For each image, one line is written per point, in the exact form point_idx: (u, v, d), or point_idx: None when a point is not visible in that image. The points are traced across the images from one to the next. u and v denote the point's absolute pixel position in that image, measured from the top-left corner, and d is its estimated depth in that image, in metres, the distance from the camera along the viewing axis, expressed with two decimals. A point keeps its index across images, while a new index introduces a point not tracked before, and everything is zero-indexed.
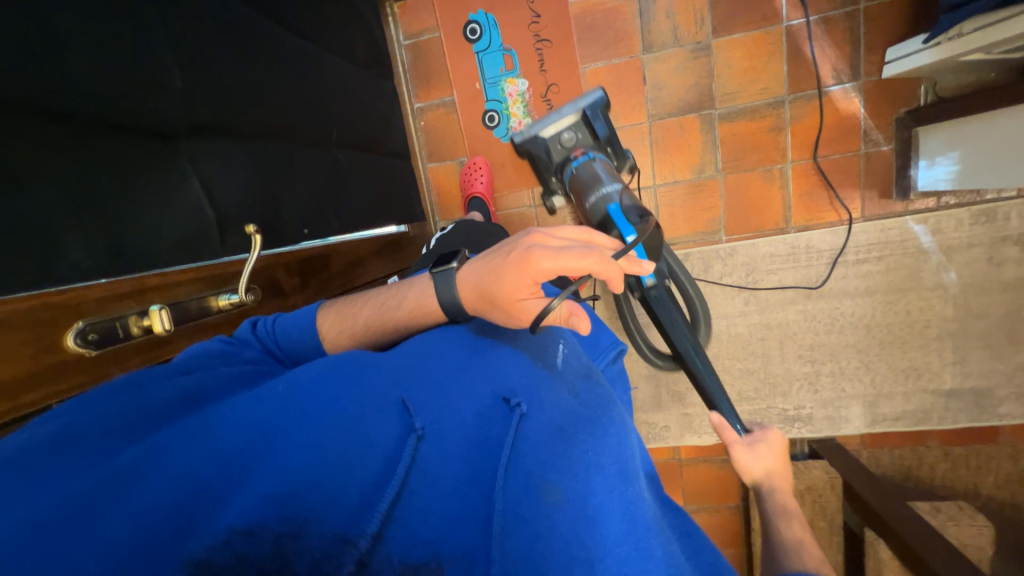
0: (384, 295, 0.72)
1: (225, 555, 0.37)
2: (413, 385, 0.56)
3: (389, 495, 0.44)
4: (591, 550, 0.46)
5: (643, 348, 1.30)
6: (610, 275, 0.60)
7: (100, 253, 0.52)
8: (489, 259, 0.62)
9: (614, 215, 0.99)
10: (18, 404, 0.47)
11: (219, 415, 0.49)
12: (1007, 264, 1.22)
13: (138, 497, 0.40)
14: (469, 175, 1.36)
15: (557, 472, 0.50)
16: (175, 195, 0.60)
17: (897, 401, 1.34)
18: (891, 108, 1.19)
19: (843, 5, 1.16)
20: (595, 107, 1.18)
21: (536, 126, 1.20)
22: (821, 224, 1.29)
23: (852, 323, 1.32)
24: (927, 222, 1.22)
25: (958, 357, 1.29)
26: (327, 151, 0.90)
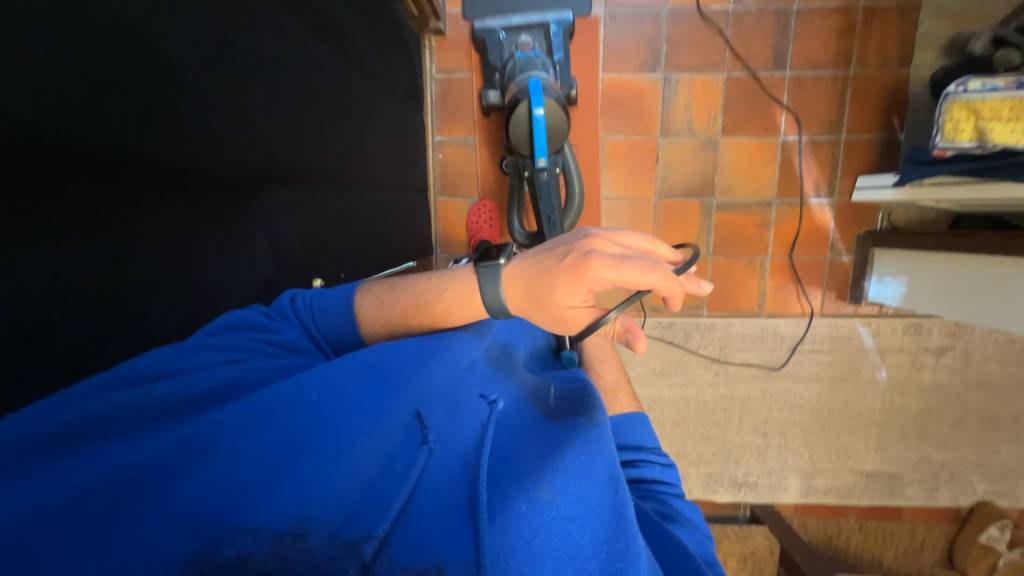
0: (422, 286, 0.72)
1: (233, 553, 0.36)
2: (428, 400, 0.58)
3: (400, 498, 0.45)
4: (580, 551, 0.50)
5: (513, 225, 1.33)
6: (672, 292, 0.59)
7: (176, 321, 0.55)
8: (541, 261, 0.61)
9: (532, 86, 1.12)
10: None
11: (261, 410, 0.47)
12: (925, 369, 1.44)
13: (161, 493, 0.38)
14: (476, 217, 1.40)
15: (547, 473, 0.53)
16: (238, 254, 0.62)
17: (829, 476, 1.52)
18: (855, 226, 1.38)
19: (829, 132, 1.34)
20: (560, 26, 1.24)
21: (498, 21, 1.26)
22: (787, 314, 1.45)
23: (801, 404, 1.48)
24: (870, 325, 1.42)
25: (879, 443, 1.49)
26: (363, 194, 0.90)
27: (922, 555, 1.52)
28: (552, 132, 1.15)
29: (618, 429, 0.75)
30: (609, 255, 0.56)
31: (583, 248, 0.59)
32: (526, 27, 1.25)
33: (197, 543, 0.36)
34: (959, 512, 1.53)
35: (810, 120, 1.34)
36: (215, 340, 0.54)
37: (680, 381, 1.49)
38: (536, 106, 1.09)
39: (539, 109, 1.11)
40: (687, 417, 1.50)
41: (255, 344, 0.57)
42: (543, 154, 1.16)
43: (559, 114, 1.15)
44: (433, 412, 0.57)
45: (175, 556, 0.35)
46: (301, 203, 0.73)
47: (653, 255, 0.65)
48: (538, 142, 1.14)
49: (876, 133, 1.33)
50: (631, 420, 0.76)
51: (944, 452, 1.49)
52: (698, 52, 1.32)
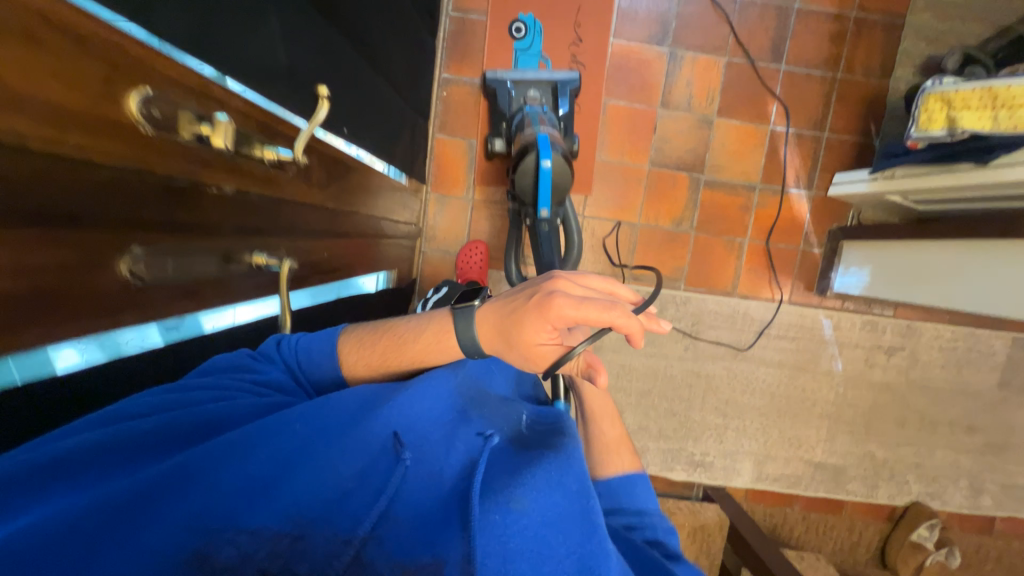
0: (402, 325, 0.71)
1: (229, 554, 0.41)
2: (406, 423, 0.60)
3: (378, 509, 0.49)
4: (552, 548, 0.50)
5: (511, 272, 1.27)
6: (632, 329, 0.54)
7: (188, 34, 0.37)
8: (509, 302, 0.60)
9: (540, 140, 1.05)
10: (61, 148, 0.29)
11: (254, 442, 0.50)
12: (876, 367, 1.52)
13: (160, 508, 0.42)
14: (466, 258, 1.40)
15: (517, 484, 0.54)
16: (263, 20, 0.47)
17: (779, 463, 1.55)
18: (828, 221, 1.46)
19: (814, 128, 1.43)
20: (567, 86, 1.26)
21: (509, 73, 1.28)
22: (757, 298, 1.50)
23: (762, 388, 1.52)
24: (832, 318, 1.49)
25: (829, 435, 1.54)
26: (371, 68, 0.83)
27: (857, 550, 1.59)
28: (559, 185, 1.08)
29: (610, 495, 0.71)
30: (571, 293, 0.54)
31: (544, 287, 0.57)
32: (535, 83, 1.28)
33: (195, 544, 0.40)
34: (894, 511, 1.59)
35: (798, 114, 1.42)
36: (204, 380, 0.55)
37: (650, 352, 1.49)
38: (544, 158, 1.02)
39: (546, 160, 1.03)
40: (653, 389, 1.50)
41: (242, 383, 0.58)
42: (547, 206, 1.08)
43: (567, 169, 1.07)
44: (410, 436, 0.59)
45: (176, 552, 0.39)
46: (325, 28, 0.61)
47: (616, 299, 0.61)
48: (542, 193, 1.06)
49: (854, 136, 1.43)
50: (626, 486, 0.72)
51: (886, 449, 1.55)
52: (705, 34, 1.39)
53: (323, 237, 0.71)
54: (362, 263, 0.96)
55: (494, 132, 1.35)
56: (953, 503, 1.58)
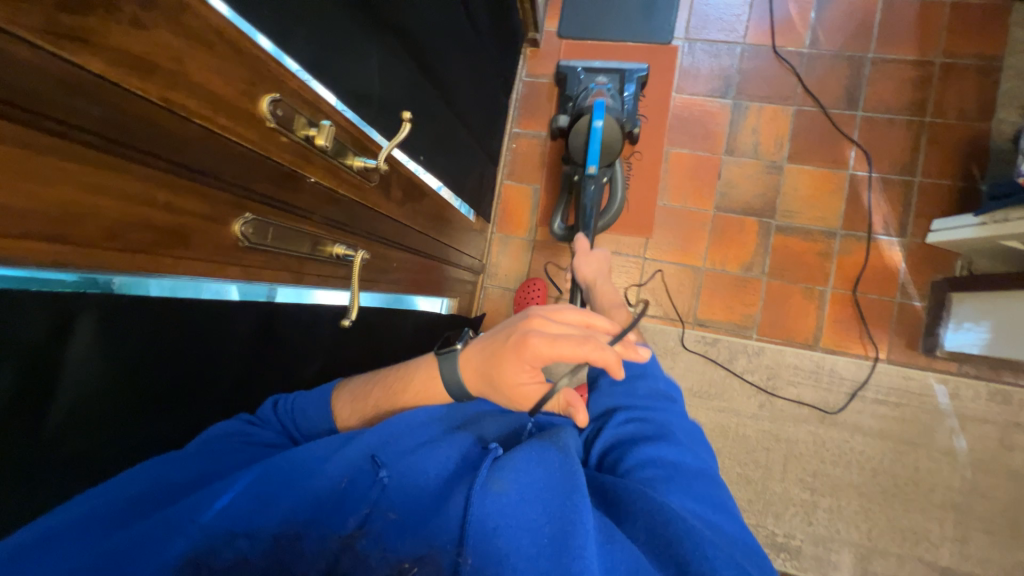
0: (393, 375, 0.72)
1: (228, 556, 0.45)
2: (384, 442, 0.61)
3: (362, 512, 0.52)
4: (534, 521, 0.52)
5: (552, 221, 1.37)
6: (607, 360, 0.59)
7: (306, 58, 0.50)
8: (488, 341, 0.64)
9: (597, 104, 1.16)
10: (210, 121, 0.39)
11: (236, 489, 0.53)
12: (1017, 450, 1.23)
13: (155, 548, 0.46)
14: (525, 293, 1.43)
15: (496, 469, 0.56)
16: (361, 59, 0.60)
17: (891, 562, 1.26)
18: (929, 271, 1.31)
19: (902, 173, 1.34)
20: (634, 74, 1.31)
21: (579, 64, 1.35)
22: (847, 354, 1.34)
23: (860, 462, 1.29)
24: (947, 383, 1.27)
25: (958, 533, 1.24)
26: (450, 112, 0.96)
27: None
28: (607, 145, 1.18)
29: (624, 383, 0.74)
30: (544, 332, 0.58)
31: (521, 327, 0.60)
32: (604, 71, 1.33)
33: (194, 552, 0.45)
34: None
35: (881, 158, 1.35)
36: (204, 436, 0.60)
37: (719, 406, 1.36)
38: (596, 119, 1.14)
39: (599, 120, 1.15)
40: (723, 449, 1.34)
41: (232, 444, 0.61)
42: (593, 163, 1.16)
43: (617, 131, 1.18)
44: (389, 454, 0.60)
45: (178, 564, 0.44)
46: (413, 73, 0.75)
47: (593, 330, 0.65)
48: (591, 150, 1.16)
49: (953, 180, 1.31)
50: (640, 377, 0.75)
51: None
52: (771, 85, 1.41)
53: (394, 249, 0.80)
54: (424, 285, 1.03)
55: (559, 112, 1.42)
56: None
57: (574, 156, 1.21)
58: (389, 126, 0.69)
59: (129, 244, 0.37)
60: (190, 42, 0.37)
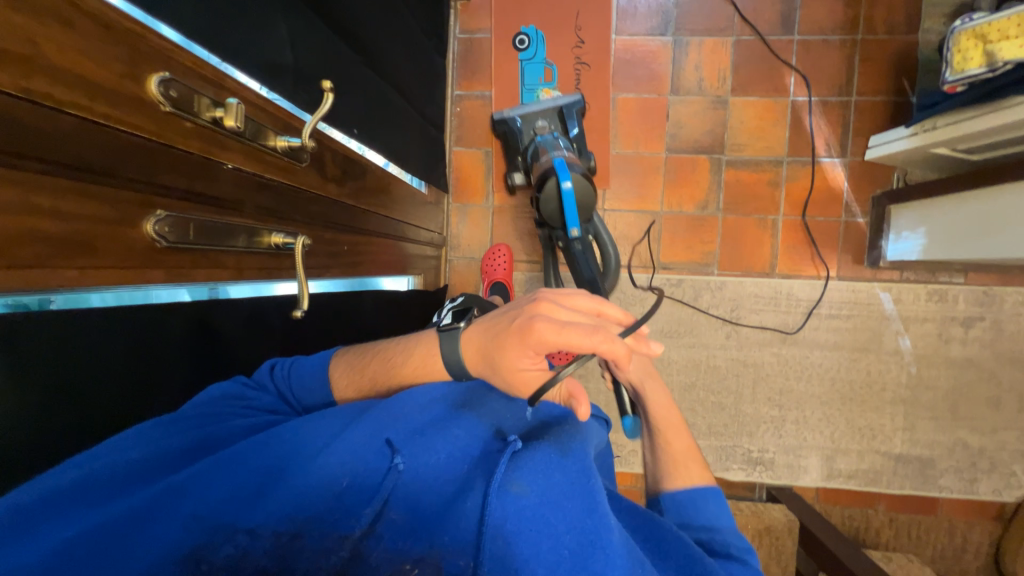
0: (391, 349, 0.72)
1: (229, 552, 0.45)
2: (399, 424, 0.60)
3: (375, 506, 0.51)
4: (554, 526, 0.51)
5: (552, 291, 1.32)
6: (616, 352, 0.52)
7: (197, 28, 0.45)
8: (493, 322, 0.61)
9: (558, 165, 1.07)
10: (91, 110, 0.36)
11: (236, 475, 0.51)
12: (954, 342, 1.35)
13: (153, 528, 0.45)
14: (490, 260, 1.42)
15: (515, 468, 0.55)
16: (266, 26, 0.55)
17: (852, 457, 1.39)
18: (869, 188, 1.37)
19: (839, 93, 1.37)
20: (572, 108, 1.24)
21: (515, 110, 1.26)
22: (801, 276, 1.41)
23: (819, 374, 1.39)
24: (891, 291, 1.36)
25: (907, 423, 1.37)
26: (380, 79, 0.91)
27: (963, 558, 1.37)
28: (582, 205, 1.10)
29: (676, 512, 0.68)
30: (548, 319, 0.54)
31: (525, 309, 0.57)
32: (541, 112, 1.27)
33: (194, 544, 0.45)
34: (1003, 509, 1.37)
35: (819, 81, 1.37)
36: (204, 407, 0.59)
37: (689, 343, 1.42)
38: (565, 182, 1.04)
39: (567, 182, 1.05)
40: (697, 382, 1.41)
41: (232, 408, 0.62)
42: (575, 225, 1.09)
43: (587, 186, 1.09)
44: (402, 435, 0.59)
45: (177, 554, 0.44)
46: (330, 39, 0.70)
47: (606, 319, 0.60)
48: (569, 214, 1.08)
49: (886, 96, 1.35)
50: (694, 501, 0.67)
51: (981, 437, 1.36)
52: (708, 17, 1.39)
53: (342, 232, 0.77)
54: (383, 264, 1.01)
55: (512, 164, 1.37)
56: None
57: (551, 222, 1.13)
58: (312, 100, 0.64)
59: (23, 259, 0.34)
60: (40, 18, 0.32)
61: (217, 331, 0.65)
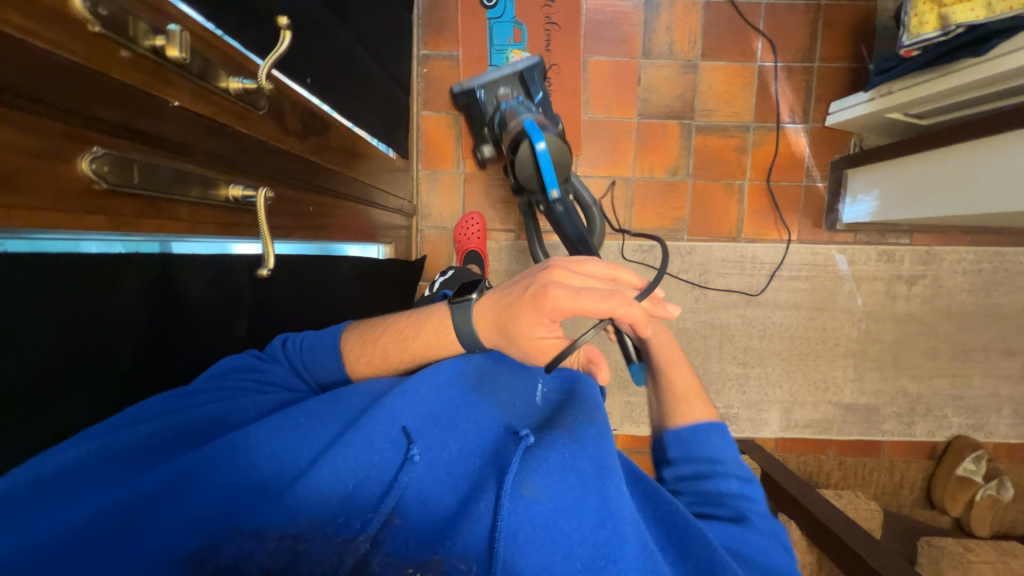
0: (402, 322, 0.72)
1: (233, 552, 0.44)
2: (415, 415, 0.60)
3: (383, 514, 0.50)
4: (568, 536, 0.52)
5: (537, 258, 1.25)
6: (634, 316, 0.56)
7: None
8: (505, 295, 0.61)
9: (529, 127, 1.02)
10: (4, 23, 0.31)
11: (247, 469, 0.51)
12: (899, 299, 1.45)
13: (159, 517, 0.46)
14: (464, 229, 1.39)
15: (529, 471, 0.56)
16: None
17: (808, 409, 1.49)
18: (829, 153, 1.43)
19: (803, 59, 1.39)
20: (534, 71, 1.18)
21: (476, 80, 1.21)
22: (765, 240, 1.46)
23: (780, 332, 1.46)
24: (845, 253, 1.44)
25: (856, 375, 1.48)
26: (341, 29, 0.84)
27: (901, 493, 1.49)
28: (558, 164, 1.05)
29: (681, 444, 0.71)
30: (566, 284, 0.54)
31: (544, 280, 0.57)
32: (502, 79, 1.20)
33: (198, 544, 0.45)
34: (935, 448, 1.51)
35: (785, 47, 1.39)
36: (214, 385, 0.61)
37: None
38: (538, 144, 1.00)
39: (540, 143, 1.00)
40: None
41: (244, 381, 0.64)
42: (555, 185, 1.03)
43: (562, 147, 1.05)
44: (420, 428, 0.59)
45: (183, 551, 0.44)
46: None
47: (619, 284, 0.62)
48: (546, 175, 1.03)
49: (846, 62, 1.39)
50: (698, 435, 0.70)
51: (919, 384, 1.48)
52: None
53: (307, 191, 0.73)
54: (351, 230, 0.97)
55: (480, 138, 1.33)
56: (998, 434, 1.50)
57: (528, 189, 1.09)
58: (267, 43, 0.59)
59: None
60: None
61: (223, 307, 0.66)
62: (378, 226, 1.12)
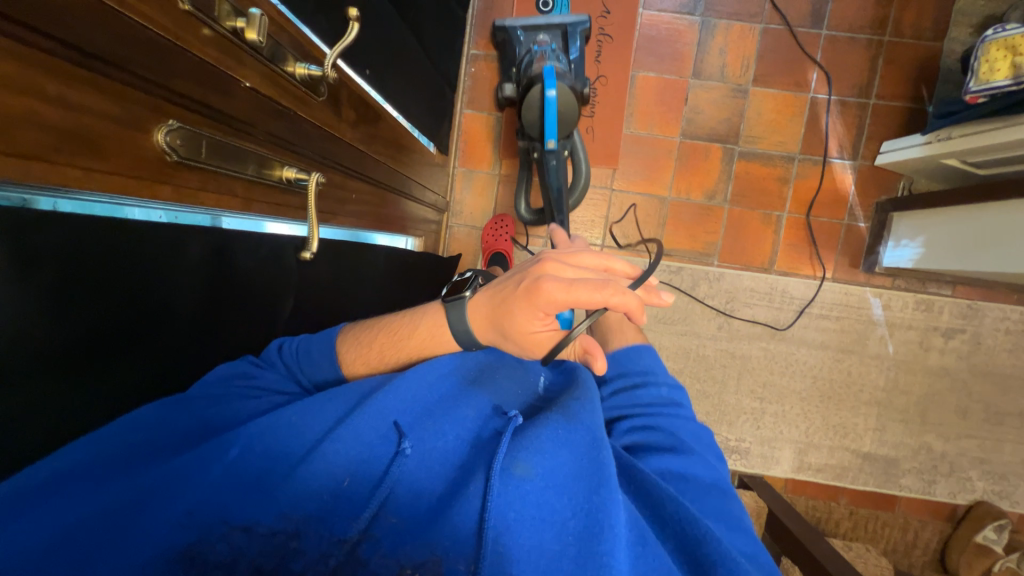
0: (395, 322, 0.71)
1: (223, 549, 0.46)
2: (405, 409, 0.61)
3: (370, 508, 0.51)
4: (558, 513, 0.52)
5: (519, 204, 1.31)
6: (630, 304, 0.52)
7: None
8: (499, 288, 0.60)
9: (546, 74, 1.05)
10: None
11: (240, 465, 0.52)
12: (933, 351, 1.40)
13: (149, 516, 0.47)
14: (492, 230, 1.39)
15: (519, 449, 0.56)
16: None
17: (823, 453, 1.45)
18: (875, 193, 1.38)
19: (859, 95, 1.36)
20: (577, 29, 1.17)
21: (517, 23, 1.19)
22: (798, 275, 1.42)
23: (803, 371, 1.42)
24: (881, 297, 1.39)
25: (879, 424, 1.43)
26: (401, 21, 0.86)
27: (913, 553, 1.43)
28: (564, 117, 1.08)
29: (616, 363, 0.74)
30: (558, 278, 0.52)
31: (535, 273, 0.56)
32: (543, 28, 1.19)
33: (187, 540, 0.46)
34: (955, 511, 1.45)
35: (841, 80, 1.36)
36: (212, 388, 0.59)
37: (682, 330, 1.43)
38: (549, 91, 1.03)
39: (551, 91, 1.03)
40: (685, 369, 1.43)
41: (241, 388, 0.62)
42: (553, 137, 1.08)
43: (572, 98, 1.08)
44: (410, 422, 0.60)
45: (174, 547, 0.45)
46: None
47: (612, 275, 0.60)
48: (548, 125, 1.07)
49: (903, 102, 1.34)
50: (631, 354, 0.75)
51: (945, 442, 1.42)
52: None
53: (352, 179, 0.74)
54: (386, 220, 0.98)
55: (506, 79, 1.29)
56: None
57: (529, 132, 1.12)
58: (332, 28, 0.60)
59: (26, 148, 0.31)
60: None
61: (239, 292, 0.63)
62: (410, 219, 1.13)
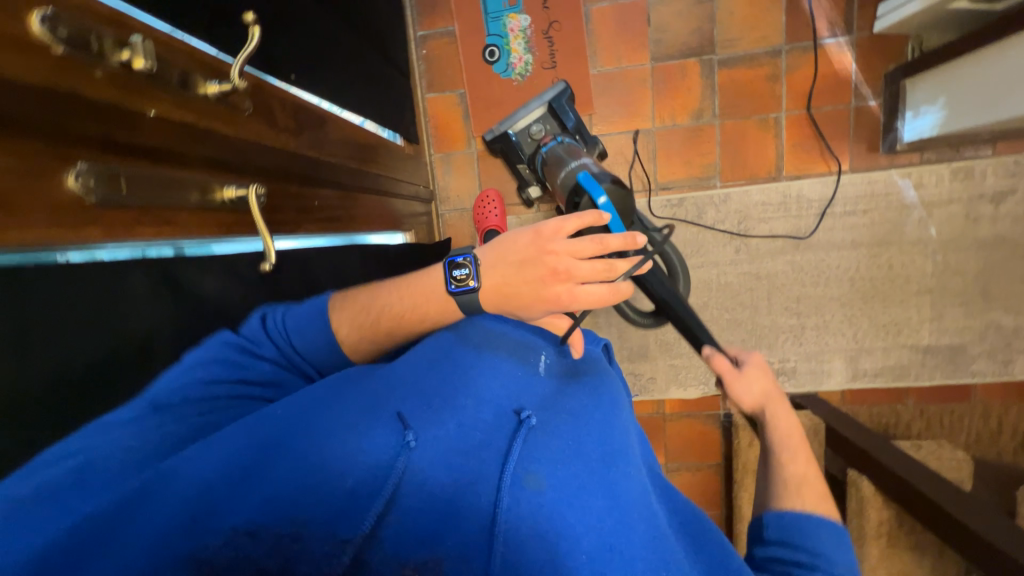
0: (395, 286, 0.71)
1: (227, 553, 0.43)
2: (411, 399, 0.57)
3: (378, 505, 0.48)
4: (573, 527, 0.52)
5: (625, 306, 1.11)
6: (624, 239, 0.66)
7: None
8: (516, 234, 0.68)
9: (586, 181, 0.88)
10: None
11: (236, 457, 0.48)
12: (983, 221, 1.26)
13: (142, 517, 0.43)
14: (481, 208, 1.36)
15: (533, 461, 0.55)
16: None
17: (877, 356, 1.35)
18: (881, 65, 1.25)
19: None
20: (561, 99, 1.23)
21: (506, 122, 1.25)
22: (812, 174, 1.32)
23: (837, 275, 1.33)
24: (910, 176, 1.27)
25: (935, 312, 1.32)
26: (328, 15, 0.86)
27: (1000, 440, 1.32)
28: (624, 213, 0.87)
29: (779, 529, 0.65)
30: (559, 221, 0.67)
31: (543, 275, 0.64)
32: (532, 118, 1.25)
33: (188, 546, 0.42)
34: None
35: None
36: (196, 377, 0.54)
37: (697, 264, 1.37)
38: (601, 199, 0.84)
39: (602, 198, 0.85)
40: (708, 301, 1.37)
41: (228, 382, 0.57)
42: None
43: (623, 191, 0.88)
44: (416, 412, 0.56)
45: (175, 553, 0.42)
46: None
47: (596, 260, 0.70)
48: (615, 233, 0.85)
49: None
50: (801, 525, 0.64)
51: (1015, 316, 1.29)
52: None
53: (307, 183, 0.77)
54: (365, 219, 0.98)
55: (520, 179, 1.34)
56: None
57: None
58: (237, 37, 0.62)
59: None
60: None
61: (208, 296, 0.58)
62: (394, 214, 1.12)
